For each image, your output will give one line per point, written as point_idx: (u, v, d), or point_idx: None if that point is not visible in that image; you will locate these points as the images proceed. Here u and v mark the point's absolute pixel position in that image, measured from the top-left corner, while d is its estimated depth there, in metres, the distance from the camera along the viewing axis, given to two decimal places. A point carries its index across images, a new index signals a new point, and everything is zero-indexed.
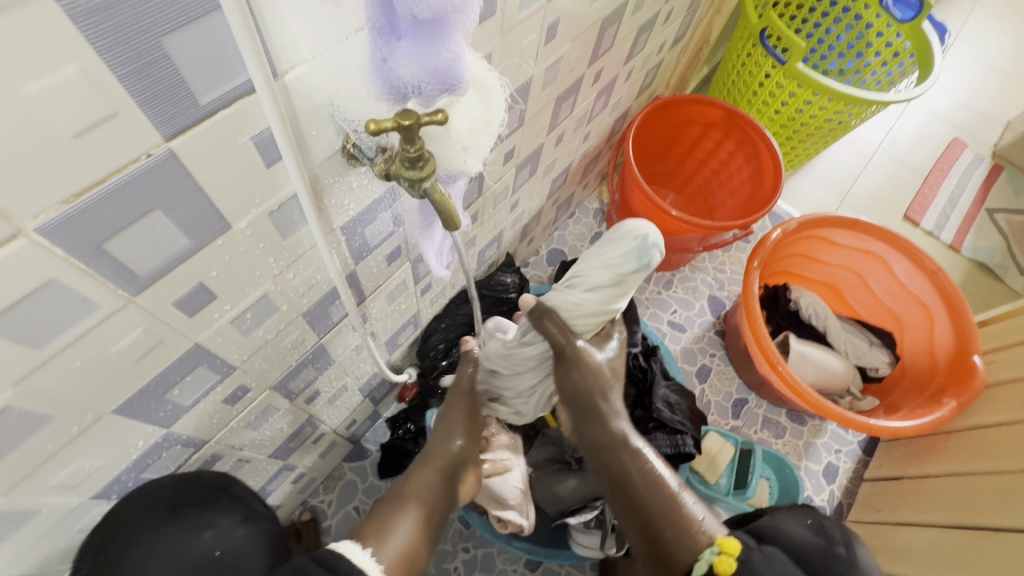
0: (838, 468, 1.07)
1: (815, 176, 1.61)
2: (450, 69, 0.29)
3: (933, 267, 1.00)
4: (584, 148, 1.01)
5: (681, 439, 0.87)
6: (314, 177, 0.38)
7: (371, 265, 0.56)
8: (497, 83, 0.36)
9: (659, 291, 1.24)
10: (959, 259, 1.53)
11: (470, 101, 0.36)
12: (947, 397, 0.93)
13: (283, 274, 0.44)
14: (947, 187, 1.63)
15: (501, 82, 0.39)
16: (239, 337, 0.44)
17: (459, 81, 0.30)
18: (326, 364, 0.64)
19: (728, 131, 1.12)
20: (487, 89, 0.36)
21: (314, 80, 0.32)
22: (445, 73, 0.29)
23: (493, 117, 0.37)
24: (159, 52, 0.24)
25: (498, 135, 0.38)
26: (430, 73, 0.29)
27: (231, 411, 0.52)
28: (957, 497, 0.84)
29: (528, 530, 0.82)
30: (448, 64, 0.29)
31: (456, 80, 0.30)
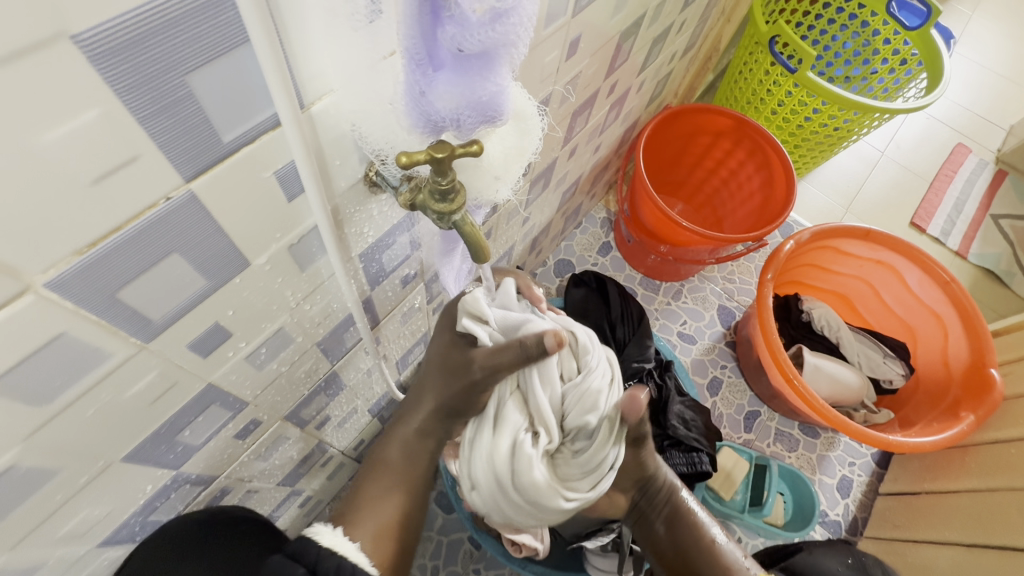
0: (851, 481, 1.06)
1: (821, 183, 1.60)
2: (492, 101, 0.27)
3: (946, 277, 0.99)
4: (594, 159, 0.99)
5: (698, 456, 0.86)
6: (335, 207, 0.36)
7: (386, 289, 0.54)
8: (535, 112, 0.34)
9: (668, 302, 1.22)
10: (966, 266, 1.52)
11: (507, 130, 0.34)
12: (964, 410, 0.91)
13: (300, 305, 0.41)
14: (952, 193, 1.62)
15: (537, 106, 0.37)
16: (254, 371, 0.42)
17: (500, 112, 0.28)
18: (337, 389, 0.62)
19: (738, 141, 1.11)
20: (524, 118, 0.34)
21: (340, 110, 0.30)
22: (487, 106, 0.27)
23: (527, 146, 0.35)
24: (183, 90, 0.22)
25: (531, 162, 0.36)
26: (470, 105, 0.27)
27: (242, 444, 0.50)
28: (977, 513, 0.83)
29: (543, 553, 0.80)
30: (491, 97, 0.27)
31: (499, 111, 0.28)
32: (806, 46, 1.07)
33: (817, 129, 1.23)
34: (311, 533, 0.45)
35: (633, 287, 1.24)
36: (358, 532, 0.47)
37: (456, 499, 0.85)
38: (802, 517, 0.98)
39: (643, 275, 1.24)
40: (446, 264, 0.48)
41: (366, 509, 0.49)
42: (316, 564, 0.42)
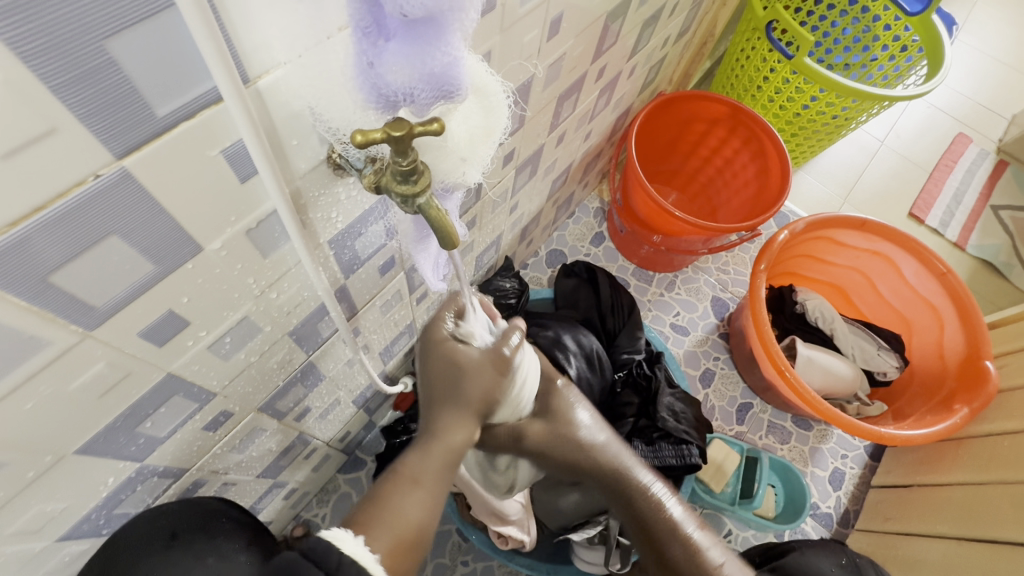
0: (844, 473, 1.05)
1: (818, 173, 1.58)
2: (447, 75, 0.25)
3: (943, 268, 0.98)
4: (585, 147, 0.98)
5: (687, 449, 0.84)
6: (296, 190, 0.35)
7: (363, 278, 0.53)
8: (498, 89, 0.33)
9: (661, 293, 1.21)
10: (965, 257, 1.50)
11: (470, 108, 0.32)
12: (958, 402, 0.90)
13: (265, 294, 0.40)
14: (952, 183, 1.60)
15: (504, 86, 0.36)
16: (219, 362, 0.41)
17: (458, 89, 0.26)
18: (316, 380, 0.60)
19: (733, 129, 1.09)
20: (486, 94, 0.32)
21: (292, 87, 0.28)
22: (442, 81, 0.25)
23: (495, 127, 0.33)
24: (103, 57, 0.20)
25: (500, 143, 0.34)
26: (424, 78, 0.25)
27: (213, 436, 0.48)
28: (969, 507, 0.82)
29: (529, 545, 0.80)
30: (445, 69, 0.25)
31: (456, 86, 0.26)
32: (804, 31, 1.05)
33: (815, 118, 1.20)
34: (330, 536, 0.37)
35: (626, 278, 1.22)
36: (376, 541, 0.39)
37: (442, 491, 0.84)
38: (793, 510, 0.97)
39: (636, 266, 1.23)
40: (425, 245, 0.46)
41: (380, 515, 0.41)
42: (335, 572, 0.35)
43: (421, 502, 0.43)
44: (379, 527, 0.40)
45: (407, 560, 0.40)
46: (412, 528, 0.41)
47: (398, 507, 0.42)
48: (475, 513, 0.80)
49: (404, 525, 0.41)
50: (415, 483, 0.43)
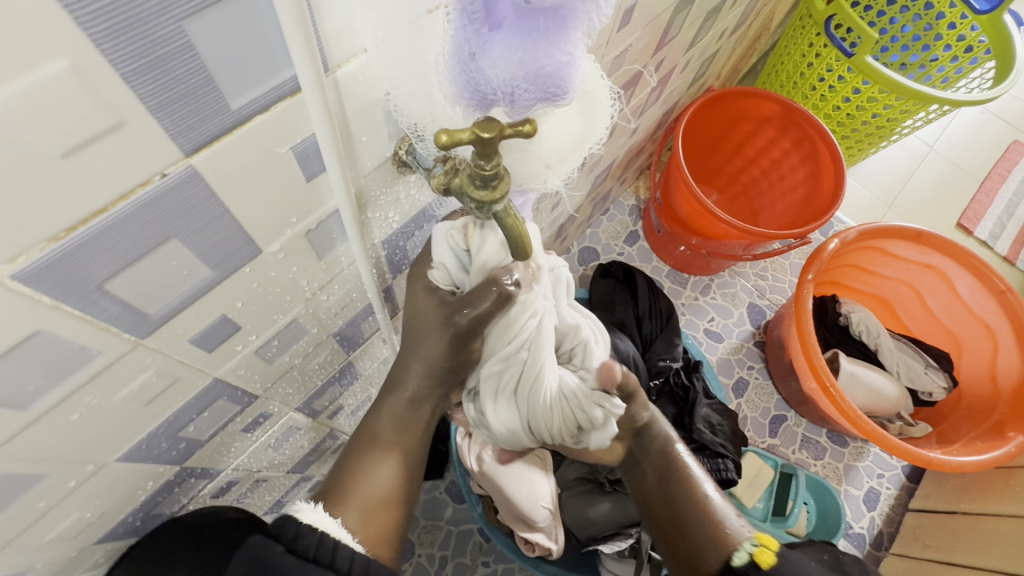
0: (879, 494, 1.01)
1: (864, 178, 1.51)
2: (554, 74, 0.23)
3: (1002, 286, 0.92)
4: (629, 143, 0.93)
5: (722, 463, 0.82)
6: (359, 189, 0.32)
7: (409, 278, 0.50)
8: (605, 95, 0.30)
9: (696, 296, 1.17)
10: (1015, 272, 1.43)
11: (567, 114, 0.29)
12: (1011, 430, 0.86)
13: (316, 296, 0.37)
14: (1005, 194, 1.53)
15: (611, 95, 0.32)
16: (263, 366, 0.39)
17: (565, 88, 0.24)
18: (351, 379, 0.58)
19: (784, 129, 1.04)
20: (590, 99, 0.29)
21: (372, 74, 0.25)
22: (548, 79, 0.23)
23: (592, 136, 0.30)
24: (180, 40, 0.17)
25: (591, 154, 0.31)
26: (530, 76, 0.22)
27: (250, 437, 0.46)
28: (1017, 541, 0.78)
29: (557, 553, 0.77)
30: (556, 68, 0.22)
31: (562, 88, 0.23)
32: (868, 28, 0.99)
33: (869, 121, 1.13)
34: (292, 510, 0.41)
35: (660, 280, 1.18)
36: (341, 508, 0.42)
37: (469, 492, 0.83)
38: (826, 528, 0.94)
39: (671, 268, 1.19)
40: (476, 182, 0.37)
41: (352, 482, 0.43)
42: (295, 542, 0.39)
43: (392, 462, 0.45)
44: (348, 493, 0.42)
45: (381, 520, 0.43)
46: (382, 489, 0.43)
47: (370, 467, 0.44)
48: (502, 516, 0.79)
49: (370, 489, 0.43)
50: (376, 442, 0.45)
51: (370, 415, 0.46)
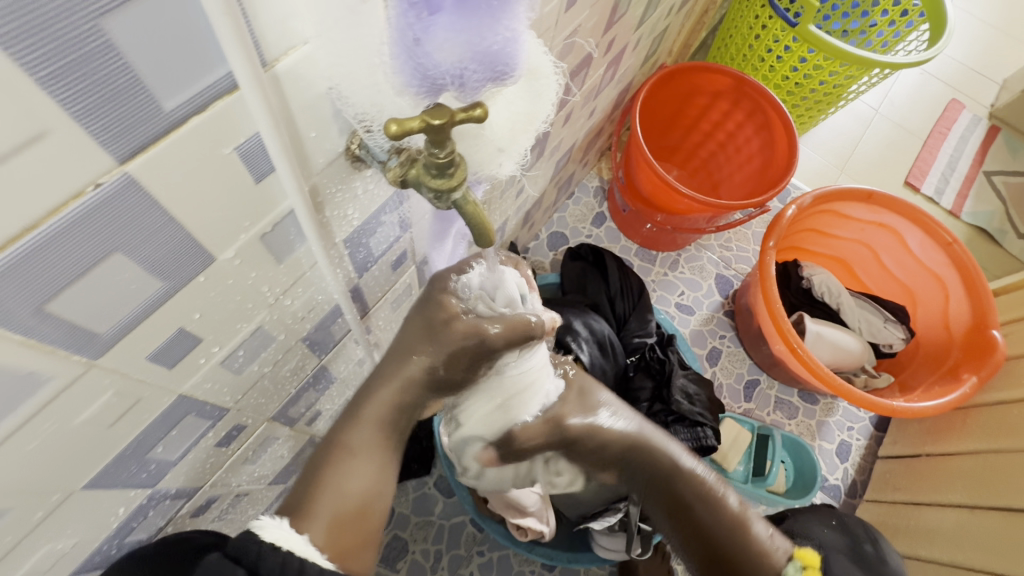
0: (851, 446, 1.06)
1: (815, 145, 1.57)
2: (502, 52, 0.23)
3: (949, 238, 0.98)
4: (588, 125, 0.94)
5: (702, 431, 0.84)
6: (313, 187, 0.31)
7: (375, 275, 0.49)
8: (549, 71, 0.29)
9: (665, 272, 1.20)
10: (960, 225, 1.51)
11: (514, 94, 0.29)
12: (966, 372, 0.91)
13: (279, 301, 0.36)
14: (946, 150, 1.60)
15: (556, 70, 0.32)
16: (232, 377, 0.38)
17: (510, 68, 0.24)
18: (327, 384, 0.58)
19: (737, 102, 1.06)
20: (537, 76, 0.29)
21: (315, 68, 0.24)
22: (496, 58, 0.23)
23: (538, 114, 0.30)
24: (100, 40, 0.16)
25: (541, 131, 0.31)
26: (477, 56, 0.23)
27: (226, 451, 0.45)
28: (980, 477, 0.82)
29: (549, 534, 0.80)
30: (502, 45, 0.23)
31: (505, 67, 0.24)
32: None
33: (816, 89, 1.17)
34: (255, 526, 0.38)
35: (629, 259, 1.20)
36: (309, 523, 0.39)
37: (457, 485, 0.83)
38: (803, 484, 0.98)
39: (639, 246, 1.21)
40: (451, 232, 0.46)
41: (321, 492, 0.40)
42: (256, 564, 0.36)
43: (365, 470, 0.42)
44: (319, 510, 0.40)
45: (353, 533, 0.40)
46: (356, 499, 0.41)
47: (339, 479, 0.41)
48: (492, 505, 0.79)
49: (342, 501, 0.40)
50: (350, 453, 0.42)
51: (339, 423, 0.43)
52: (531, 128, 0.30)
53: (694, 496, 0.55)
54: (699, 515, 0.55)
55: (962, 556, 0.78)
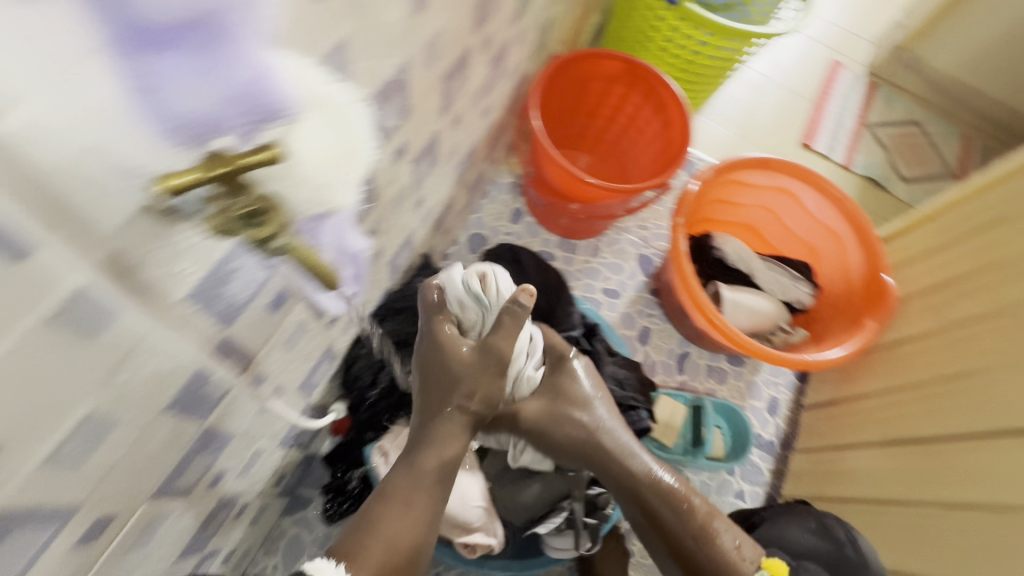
0: (779, 400, 1.12)
1: (716, 116, 1.63)
2: (255, 89, 0.22)
3: (838, 195, 1.04)
4: (487, 123, 0.92)
5: (636, 415, 0.88)
6: (114, 255, 0.26)
7: (250, 322, 0.45)
8: (342, 95, 0.27)
9: (588, 259, 1.20)
10: (853, 177, 1.62)
11: (316, 125, 0.26)
12: (866, 317, 0.97)
13: (111, 381, 0.32)
14: (833, 108, 1.71)
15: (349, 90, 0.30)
16: (70, 473, 0.33)
17: (271, 103, 0.23)
18: (223, 443, 0.53)
19: (632, 85, 1.08)
20: (325, 102, 0.26)
21: (46, 128, 0.19)
22: (253, 96, 0.22)
23: (355, 137, 0.28)
24: None
25: (366, 155, 0.29)
26: (230, 99, 0.22)
27: (95, 547, 0.40)
28: (889, 415, 0.88)
29: (498, 547, 0.77)
30: (254, 81, 0.22)
31: (273, 103, 0.23)
32: None
33: (707, 63, 1.21)
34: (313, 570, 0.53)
35: (551, 251, 1.20)
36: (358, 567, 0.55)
37: None
38: (738, 445, 1.03)
39: (559, 237, 1.21)
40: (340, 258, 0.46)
41: (371, 542, 0.57)
42: None
43: (409, 520, 0.60)
44: (362, 557, 0.56)
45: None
46: (401, 549, 0.58)
47: (387, 528, 0.59)
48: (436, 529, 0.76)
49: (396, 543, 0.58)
50: (406, 507, 0.61)
51: (386, 483, 0.63)
52: (344, 164, 0.27)
53: (664, 505, 0.68)
54: (667, 519, 0.67)
55: (886, 493, 0.83)
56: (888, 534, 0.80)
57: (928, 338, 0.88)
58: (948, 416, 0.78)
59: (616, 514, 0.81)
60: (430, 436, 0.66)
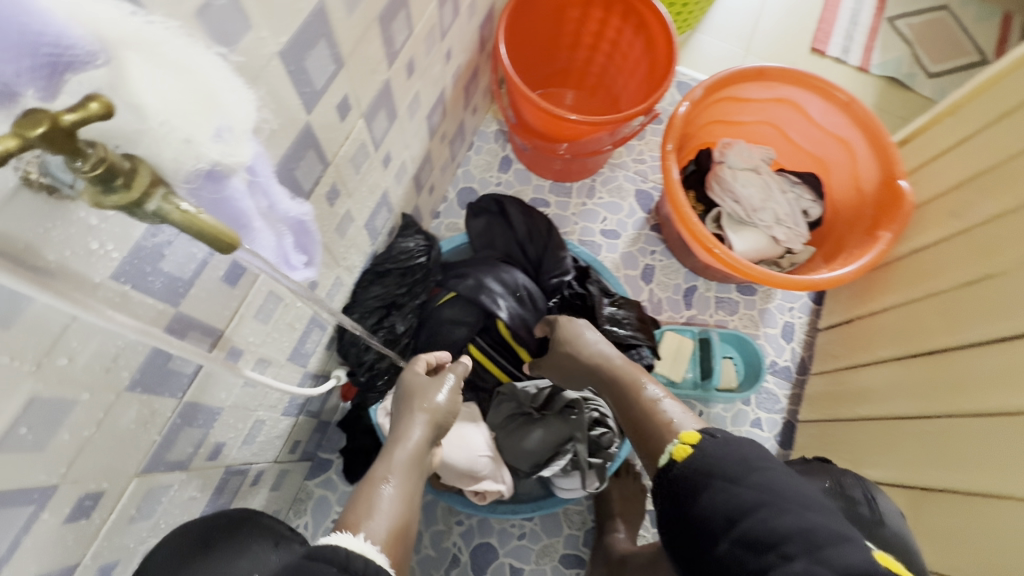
0: (794, 325, 1.08)
1: (714, 31, 1.51)
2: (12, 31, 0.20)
3: (846, 98, 0.95)
4: (452, 69, 0.86)
5: (637, 353, 0.86)
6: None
7: (202, 297, 0.45)
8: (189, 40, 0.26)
9: (584, 202, 1.16)
10: (871, 79, 1.49)
11: (159, 72, 0.24)
12: (879, 229, 0.90)
13: (48, 362, 0.32)
14: (846, 4, 1.55)
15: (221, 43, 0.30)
16: (30, 456, 0.34)
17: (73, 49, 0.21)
18: (211, 417, 0.54)
19: (610, 6, 0.99)
20: (160, 49, 0.23)
21: None
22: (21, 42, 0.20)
23: (209, 91, 0.25)
24: None
25: (236, 114, 0.27)
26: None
27: (90, 521, 0.43)
28: (903, 327, 0.84)
29: (508, 492, 0.79)
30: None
31: (59, 38, 0.20)
32: None
33: None
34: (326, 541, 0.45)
35: (544, 198, 1.16)
36: (374, 534, 0.49)
37: None
38: (753, 374, 1.00)
39: (552, 182, 1.17)
40: (272, 199, 0.41)
41: (363, 507, 0.51)
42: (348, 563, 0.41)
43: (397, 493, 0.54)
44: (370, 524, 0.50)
45: (400, 546, 0.50)
46: (396, 518, 0.52)
47: (374, 499, 0.53)
48: (444, 479, 0.78)
49: (390, 515, 0.51)
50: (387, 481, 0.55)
51: (376, 464, 0.57)
52: (219, 112, 0.26)
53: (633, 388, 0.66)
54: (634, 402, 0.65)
55: (900, 410, 0.79)
56: (899, 447, 0.76)
57: (945, 245, 0.82)
58: (962, 323, 0.74)
59: (622, 454, 0.82)
60: (399, 414, 0.64)
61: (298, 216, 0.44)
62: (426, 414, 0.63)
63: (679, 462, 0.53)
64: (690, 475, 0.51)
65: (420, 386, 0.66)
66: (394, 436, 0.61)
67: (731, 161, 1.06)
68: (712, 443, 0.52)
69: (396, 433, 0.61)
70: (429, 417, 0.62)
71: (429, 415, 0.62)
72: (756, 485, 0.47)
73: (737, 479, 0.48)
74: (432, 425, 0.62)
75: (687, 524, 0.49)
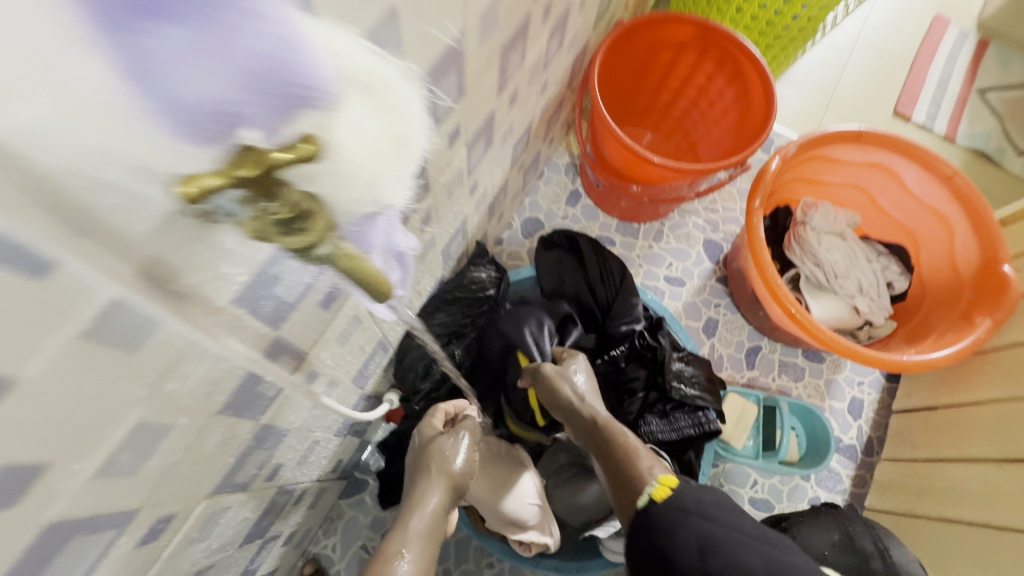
0: (863, 401, 1.01)
1: (794, 85, 1.47)
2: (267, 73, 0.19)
3: (948, 171, 0.90)
4: (543, 100, 0.85)
5: (704, 415, 0.79)
6: (149, 262, 0.24)
7: (299, 322, 0.42)
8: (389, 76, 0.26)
9: (650, 245, 1.13)
10: (956, 149, 1.43)
11: (361, 112, 0.24)
12: (978, 314, 0.84)
13: (161, 386, 0.30)
14: (935, 71, 1.50)
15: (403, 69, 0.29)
16: (124, 480, 0.32)
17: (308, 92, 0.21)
18: (278, 438, 0.52)
19: (705, 51, 0.97)
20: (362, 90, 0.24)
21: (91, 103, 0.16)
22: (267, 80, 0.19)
23: (394, 134, 0.26)
24: None
25: (411, 152, 0.28)
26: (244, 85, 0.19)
27: (157, 544, 0.40)
28: (1000, 426, 0.78)
29: (553, 546, 0.74)
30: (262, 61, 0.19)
31: (308, 81, 0.21)
32: None
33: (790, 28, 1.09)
34: None
35: (610, 236, 1.13)
36: None
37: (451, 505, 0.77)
38: (816, 451, 0.93)
39: (619, 221, 1.14)
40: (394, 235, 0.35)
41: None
42: None
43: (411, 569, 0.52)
44: None
45: None
46: None
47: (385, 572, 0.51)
48: (489, 523, 0.74)
49: None
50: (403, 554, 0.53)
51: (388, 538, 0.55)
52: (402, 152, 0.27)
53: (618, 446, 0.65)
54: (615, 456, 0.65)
55: (998, 519, 0.73)
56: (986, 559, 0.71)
57: None
58: None
59: None
60: (412, 476, 0.61)
61: (404, 250, 0.38)
62: (442, 477, 0.59)
63: (659, 501, 0.60)
64: (672, 511, 0.59)
65: (442, 444, 0.62)
66: (409, 504, 0.58)
67: (814, 223, 1.01)
68: (688, 487, 0.61)
69: (413, 498, 0.58)
70: (445, 482, 0.59)
71: (445, 479, 0.59)
72: (724, 522, 0.58)
73: (708, 513, 0.59)
74: (446, 492, 0.59)
75: (661, 549, 0.58)
